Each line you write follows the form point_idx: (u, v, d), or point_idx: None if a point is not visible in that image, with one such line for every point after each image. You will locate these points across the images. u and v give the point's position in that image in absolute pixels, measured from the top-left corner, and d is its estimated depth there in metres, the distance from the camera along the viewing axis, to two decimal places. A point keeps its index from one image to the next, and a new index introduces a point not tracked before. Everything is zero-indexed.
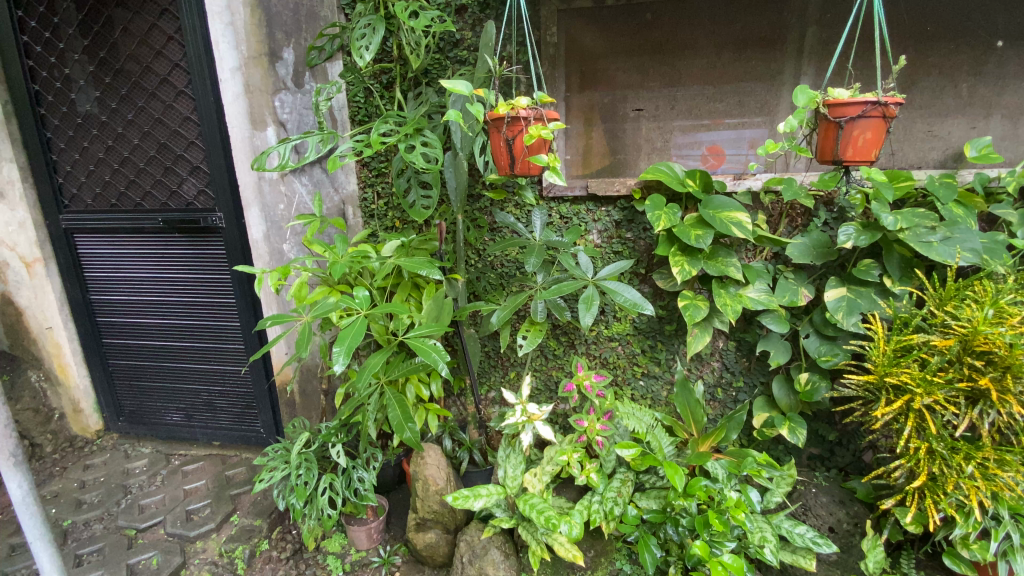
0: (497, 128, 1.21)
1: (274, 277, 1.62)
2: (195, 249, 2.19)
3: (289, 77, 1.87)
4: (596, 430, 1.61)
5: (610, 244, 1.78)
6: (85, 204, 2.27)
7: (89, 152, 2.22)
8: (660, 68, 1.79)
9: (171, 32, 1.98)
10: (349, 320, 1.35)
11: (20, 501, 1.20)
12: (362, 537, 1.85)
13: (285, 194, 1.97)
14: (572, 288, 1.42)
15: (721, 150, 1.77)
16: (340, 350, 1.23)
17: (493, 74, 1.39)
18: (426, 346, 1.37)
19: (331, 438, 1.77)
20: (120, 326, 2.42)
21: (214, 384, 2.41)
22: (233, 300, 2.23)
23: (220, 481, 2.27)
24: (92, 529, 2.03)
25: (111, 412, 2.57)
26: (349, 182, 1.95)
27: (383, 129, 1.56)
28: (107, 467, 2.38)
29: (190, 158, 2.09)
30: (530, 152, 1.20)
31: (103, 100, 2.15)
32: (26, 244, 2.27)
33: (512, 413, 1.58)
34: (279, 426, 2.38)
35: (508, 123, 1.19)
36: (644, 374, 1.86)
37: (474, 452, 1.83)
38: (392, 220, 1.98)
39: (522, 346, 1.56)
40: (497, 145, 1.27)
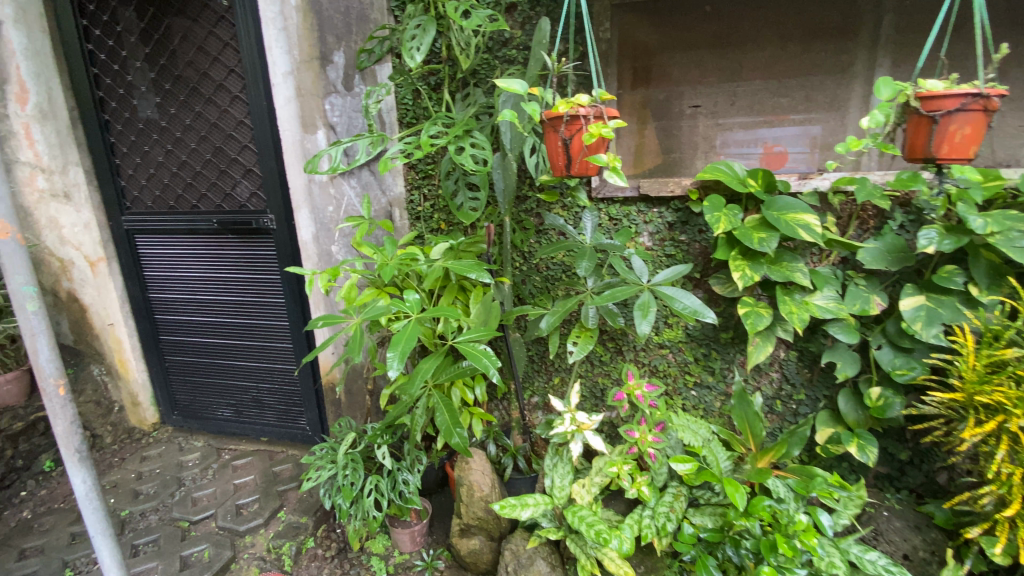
0: (554, 128, 1.13)
1: (323, 279, 1.65)
2: (246, 250, 2.24)
3: (340, 81, 1.88)
4: (648, 442, 1.52)
5: (662, 248, 1.71)
6: (145, 206, 2.36)
7: (150, 156, 2.31)
8: (720, 62, 1.70)
9: (227, 38, 2.03)
10: (402, 324, 1.34)
11: (84, 496, 1.21)
12: (405, 540, 1.83)
13: (333, 197, 1.97)
14: (626, 293, 1.35)
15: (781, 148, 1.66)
16: (394, 355, 1.20)
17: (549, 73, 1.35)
18: (479, 353, 1.33)
19: (376, 440, 1.78)
20: (176, 323, 2.51)
21: (263, 382, 2.47)
22: (282, 300, 2.27)
23: (268, 476, 2.32)
24: (147, 520, 2.10)
25: (167, 405, 2.67)
26: (396, 185, 1.97)
27: (433, 130, 1.54)
28: (163, 459, 2.47)
29: (243, 161, 2.14)
30: (589, 152, 1.13)
31: (163, 106, 2.23)
32: (91, 243, 2.37)
33: (560, 422, 1.49)
34: (324, 424, 2.42)
35: (567, 122, 1.11)
36: (696, 384, 1.78)
37: (519, 458, 1.79)
38: (438, 221, 1.97)
39: (572, 353, 1.47)
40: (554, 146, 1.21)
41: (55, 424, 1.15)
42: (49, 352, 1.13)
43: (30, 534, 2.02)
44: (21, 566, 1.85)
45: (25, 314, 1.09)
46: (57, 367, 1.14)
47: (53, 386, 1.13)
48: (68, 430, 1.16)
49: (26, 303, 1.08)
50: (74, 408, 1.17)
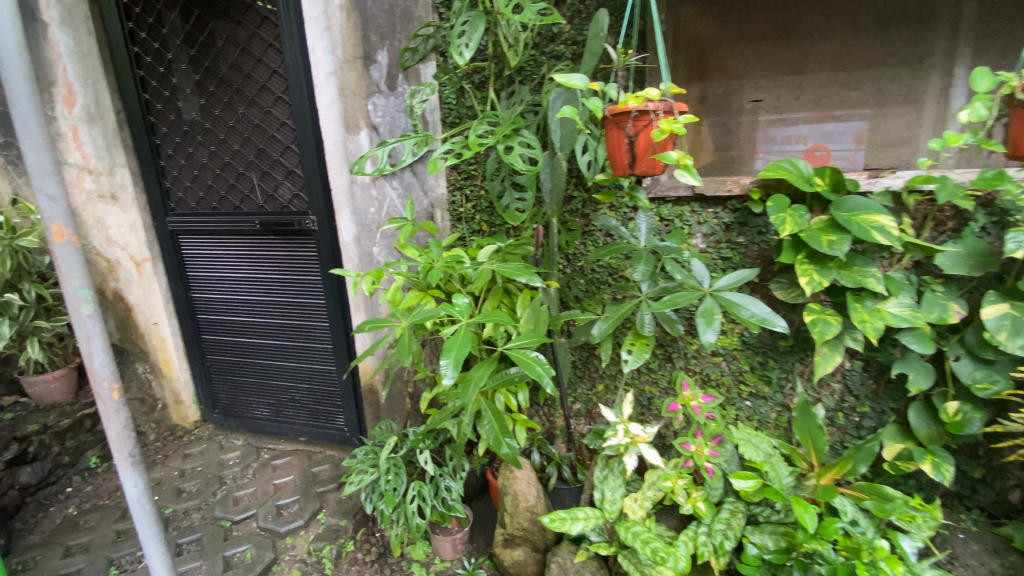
0: (619, 124, 1.06)
1: (368, 282, 1.65)
2: (288, 251, 2.25)
3: (383, 81, 1.85)
4: (705, 456, 1.45)
5: (717, 250, 1.63)
6: (189, 207, 2.39)
7: (194, 158, 2.33)
8: (785, 54, 1.61)
9: (271, 39, 2.03)
10: (452, 329, 1.28)
11: (136, 501, 1.18)
12: (447, 548, 1.79)
13: (376, 198, 1.96)
14: (688, 299, 1.26)
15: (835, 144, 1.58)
16: (448, 362, 1.13)
17: (615, 66, 1.28)
18: (534, 362, 1.25)
19: (419, 445, 1.75)
20: (218, 323, 2.53)
21: (302, 382, 2.48)
22: (322, 301, 2.28)
23: (307, 477, 2.33)
24: (191, 518, 2.13)
25: (208, 404, 2.71)
26: (438, 186, 1.93)
27: (482, 130, 1.49)
28: (205, 457, 2.51)
29: (286, 162, 2.15)
30: (656, 150, 1.05)
31: (208, 109, 2.25)
32: (137, 244, 2.41)
33: (613, 433, 1.41)
34: (362, 425, 2.41)
35: (634, 118, 1.04)
36: (750, 394, 1.70)
37: (564, 467, 1.73)
38: (479, 223, 1.92)
39: (627, 361, 1.40)
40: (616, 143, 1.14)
41: (109, 429, 1.12)
42: (104, 356, 1.09)
43: (76, 531, 2.05)
44: (68, 563, 1.88)
45: (81, 318, 1.05)
46: (111, 371, 1.11)
47: (107, 390, 1.11)
48: (122, 435, 1.14)
49: (82, 306, 1.05)
50: (127, 412, 1.14)
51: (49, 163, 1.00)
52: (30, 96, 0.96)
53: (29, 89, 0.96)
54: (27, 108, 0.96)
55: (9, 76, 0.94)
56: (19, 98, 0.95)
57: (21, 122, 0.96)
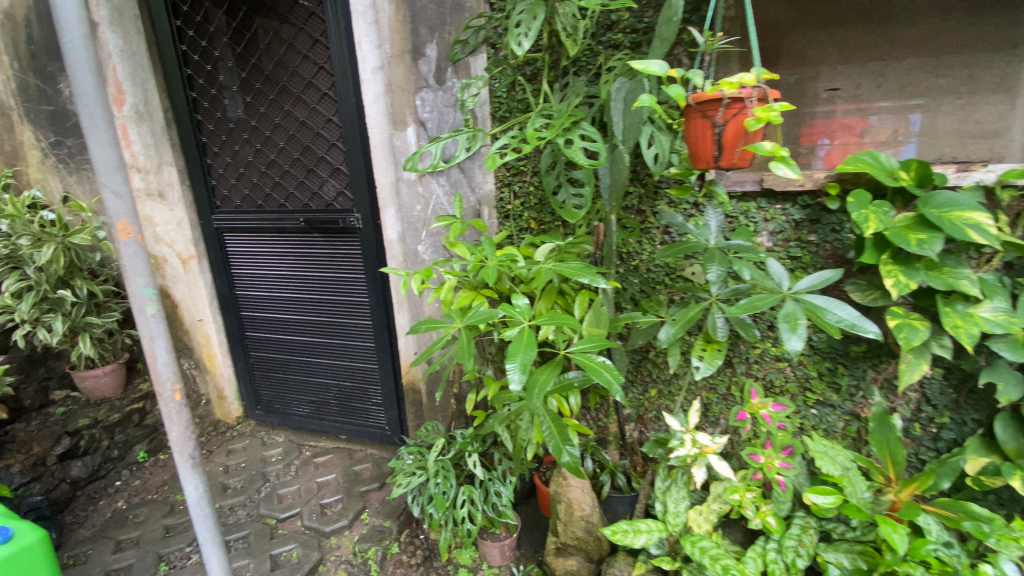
0: (707, 113, 0.98)
1: (417, 281, 1.62)
2: (332, 248, 2.24)
3: (432, 74, 1.79)
4: (775, 468, 1.38)
5: (784, 250, 1.54)
6: (234, 205, 2.40)
7: (240, 155, 2.33)
8: (865, 39, 1.49)
9: (317, 35, 2.01)
10: (513, 331, 1.21)
11: (196, 503, 1.16)
12: (495, 554, 1.74)
13: (422, 196, 1.94)
14: (768, 302, 1.19)
15: (889, 136, 1.50)
16: (514, 366, 1.07)
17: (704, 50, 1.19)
18: (603, 368, 1.15)
19: (467, 448, 1.70)
20: (261, 320, 2.54)
21: (344, 380, 2.47)
22: (365, 298, 2.26)
23: (349, 476, 2.32)
24: (237, 514, 2.14)
25: (250, 400, 2.73)
26: (486, 182, 1.86)
27: (539, 123, 1.42)
28: (248, 453, 2.52)
29: (331, 160, 2.13)
30: (744, 141, 0.98)
31: (253, 106, 2.25)
32: (183, 242, 2.43)
33: (679, 444, 1.33)
34: (403, 424, 2.39)
35: (724, 106, 0.97)
36: (817, 401, 1.60)
37: (618, 475, 1.66)
38: (528, 220, 1.84)
39: (698, 369, 1.32)
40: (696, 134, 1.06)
41: (171, 430, 1.10)
42: (167, 357, 1.07)
43: (125, 525, 2.08)
44: (118, 559, 1.91)
45: (145, 318, 1.03)
46: (173, 372, 1.08)
47: (169, 392, 1.08)
48: (183, 436, 1.11)
49: (146, 306, 1.02)
50: (189, 413, 1.12)
51: (114, 159, 0.97)
52: (95, 89, 0.93)
53: (96, 82, 0.93)
54: (94, 103, 0.93)
55: (77, 69, 0.91)
56: (85, 92, 0.92)
57: (88, 117, 0.93)
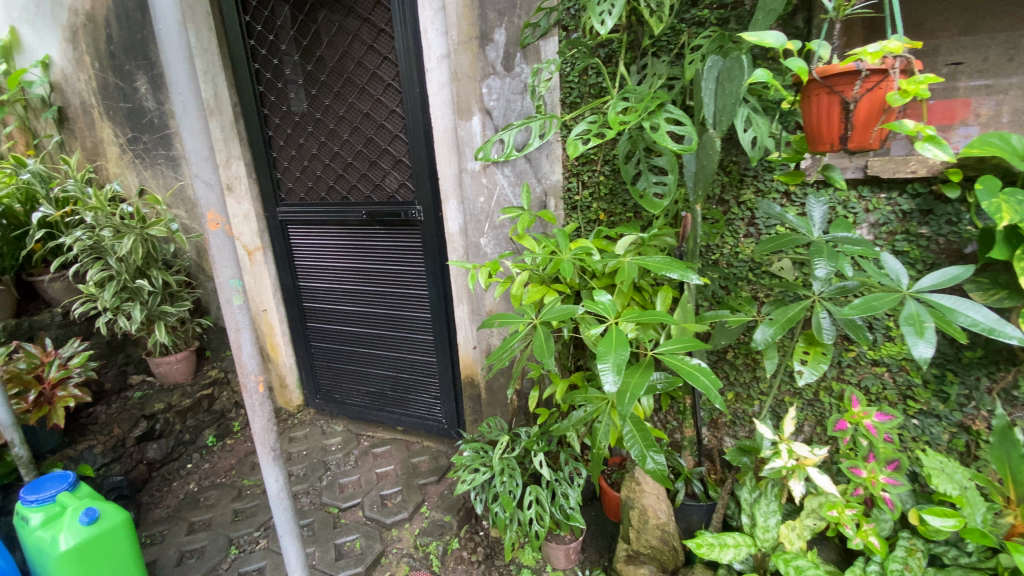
0: (844, 85, 0.94)
1: (484, 275, 1.56)
2: (393, 240, 2.23)
3: (499, 61, 1.73)
4: (880, 484, 1.28)
5: (888, 243, 1.40)
6: (299, 197, 2.43)
7: (304, 149, 2.35)
8: (994, 7, 1.31)
9: (382, 25, 1.98)
10: (600, 329, 1.13)
11: (276, 495, 1.16)
12: (560, 556, 1.68)
13: (486, 186, 1.89)
14: (887, 303, 1.08)
15: (992, 118, 1.34)
16: (606, 365, 1.00)
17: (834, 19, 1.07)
18: (701, 373, 1.07)
19: (532, 447, 1.64)
20: (322, 311, 2.58)
21: (401, 372, 2.47)
22: (425, 291, 2.25)
23: (408, 468, 2.32)
24: (302, 501, 2.17)
25: (311, 389, 2.79)
26: (554, 172, 1.76)
27: (619, 107, 1.33)
28: (309, 442, 2.58)
29: (394, 152, 2.12)
30: (881, 121, 0.95)
31: (317, 98, 2.25)
32: (250, 234, 2.50)
33: (775, 455, 1.26)
34: (460, 418, 2.37)
35: (865, 80, 0.93)
36: (919, 411, 1.43)
37: (694, 482, 1.56)
38: (597, 211, 1.72)
39: (801, 375, 1.22)
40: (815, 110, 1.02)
41: (254, 421, 1.10)
42: (251, 348, 1.06)
43: (197, 508, 2.16)
44: (192, 540, 1.97)
45: (231, 308, 1.02)
46: (257, 363, 1.08)
47: (254, 383, 1.07)
48: (265, 428, 1.11)
49: (233, 297, 1.02)
50: (271, 406, 1.11)
51: (204, 149, 0.96)
52: (188, 77, 0.92)
53: (189, 69, 0.92)
54: (186, 90, 0.92)
55: (171, 56, 0.90)
56: (178, 80, 0.91)
57: (181, 105, 0.92)
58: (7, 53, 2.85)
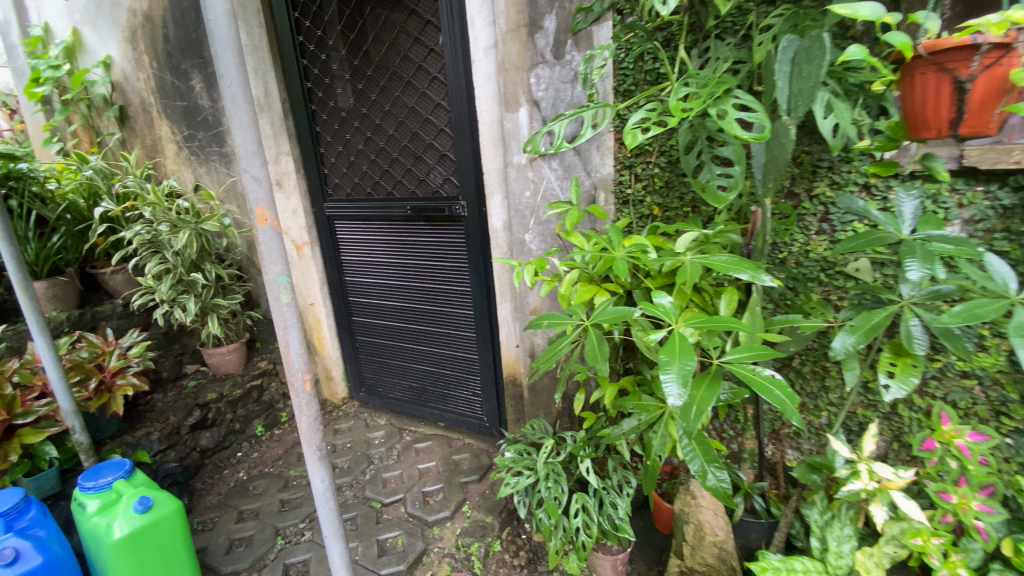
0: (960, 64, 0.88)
1: (530, 272, 1.50)
2: (436, 236, 2.21)
3: (549, 49, 1.65)
4: (972, 512, 1.15)
5: (985, 242, 1.24)
6: (345, 193, 2.43)
7: (351, 144, 2.34)
8: None
9: (428, 16, 1.94)
10: (661, 335, 1.04)
11: (321, 495, 1.14)
12: (608, 567, 1.59)
13: (532, 180, 1.82)
14: (995, 310, 0.96)
15: None
16: (670, 376, 0.92)
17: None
18: (774, 386, 0.99)
19: (578, 453, 1.57)
20: (366, 305, 2.59)
21: (443, 368, 2.45)
22: (468, 287, 2.21)
23: (449, 465, 2.30)
24: (345, 494, 2.19)
25: (355, 383, 2.81)
26: (604, 164, 1.67)
27: (681, 93, 1.24)
28: (353, 434, 2.61)
29: (439, 146, 2.08)
30: (1001, 103, 0.88)
31: (364, 93, 2.23)
32: (298, 229, 2.54)
33: (854, 477, 1.17)
34: (502, 416, 2.33)
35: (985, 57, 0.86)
36: (1014, 430, 1.26)
37: (755, 497, 1.44)
38: (651, 206, 1.62)
39: (887, 390, 1.12)
40: (917, 96, 0.96)
41: (301, 420, 1.07)
42: (299, 346, 1.04)
43: (246, 496, 2.21)
44: (241, 529, 2.02)
45: (280, 306, 1.00)
46: (305, 362, 1.05)
47: (301, 382, 1.05)
48: (312, 427, 1.09)
49: (281, 294, 0.99)
50: (317, 405, 1.09)
51: (253, 143, 0.94)
52: (238, 69, 0.90)
53: (238, 61, 0.90)
54: (235, 82, 0.90)
55: (220, 47, 0.88)
56: (228, 72, 0.89)
57: (230, 97, 0.90)
58: (71, 53, 2.99)
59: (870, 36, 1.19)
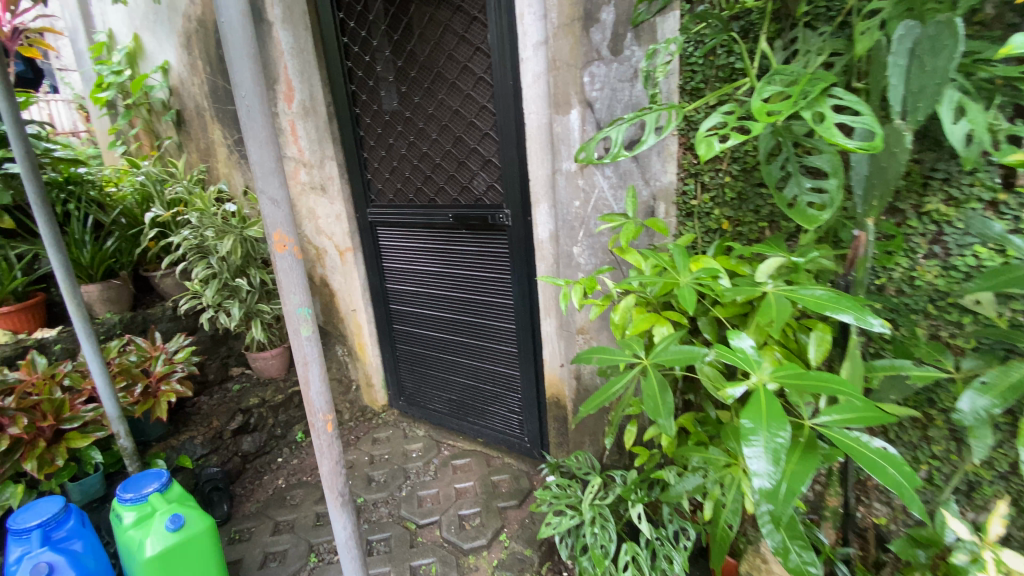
0: None
1: (578, 294, 1.34)
2: (479, 246, 2.09)
3: (606, 44, 1.48)
4: None
5: None
6: (387, 199, 2.35)
7: (394, 148, 2.25)
8: None
9: (476, 12, 1.82)
10: (741, 390, 0.87)
11: (343, 544, 1.05)
12: None
13: (582, 189, 1.66)
14: None
15: None
16: (757, 450, 0.75)
17: None
18: (881, 461, 0.82)
19: (629, 496, 1.41)
20: (407, 314, 2.51)
21: (483, 383, 2.33)
22: (511, 300, 2.08)
23: (487, 487, 2.18)
24: (380, 511, 2.11)
25: (395, 391, 2.75)
26: (666, 172, 1.49)
27: (766, 93, 1.04)
28: (391, 445, 2.54)
29: (483, 151, 1.96)
30: None
31: (408, 96, 2.13)
32: (341, 234, 2.50)
33: (976, 565, 0.97)
34: (544, 438, 2.19)
35: None
36: None
37: (838, 564, 1.23)
38: (719, 220, 1.42)
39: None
40: None
41: (322, 464, 0.98)
42: (320, 384, 0.94)
43: (284, 506, 2.18)
44: (276, 542, 1.99)
45: (300, 340, 0.90)
46: (326, 401, 0.95)
47: (322, 422, 0.95)
48: (334, 471, 0.99)
49: (301, 327, 0.89)
50: (340, 446, 0.99)
51: (271, 160, 0.84)
52: (253, 77, 0.80)
53: (253, 68, 0.80)
54: (251, 92, 0.80)
55: (234, 53, 0.78)
56: (242, 80, 0.80)
57: (245, 110, 0.81)
58: (133, 59, 3.09)
59: (1004, 21, 0.97)
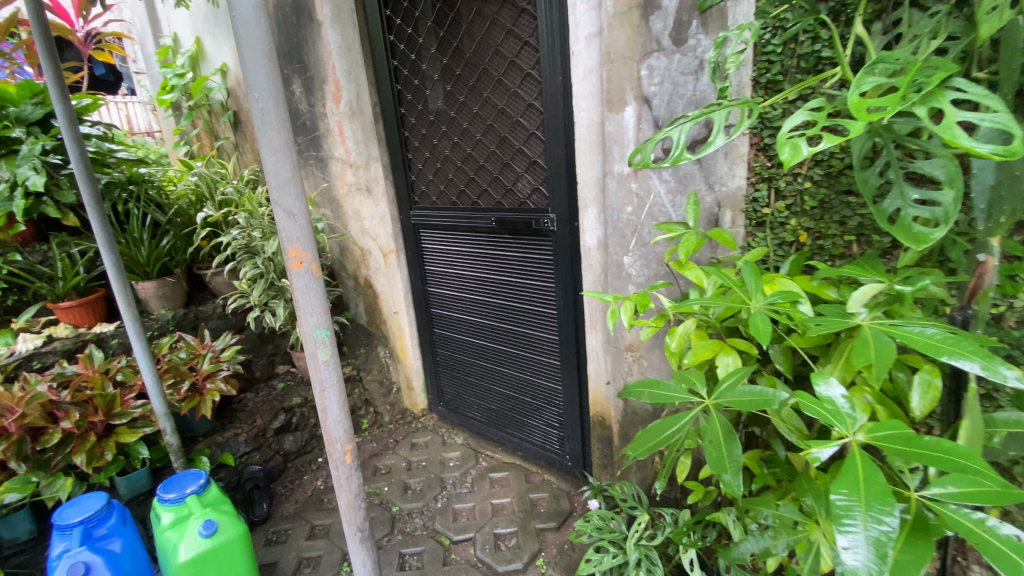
0: None
1: (628, 312, 1.20)
2: (522, 252, 1.98)
3: (667, 34, 1.33)
4: None
5: None
6: (431, 201, 2.28)
7: (438, 149, 2.18)
8: None
9: (524, 4, 1.71)
10: (830, 452, 0.74)
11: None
12: None
13: (636, 194, 1.52)
14: None
15: None
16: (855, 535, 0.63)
17: None
18: (1011, 553, 0.64)
19: (681, 540, 1.26)
20: (448, 319, 2.44)
21: (524, 395, 2.23)
22: (554, 310, 1.96)
23: (526, 505, 2.07)
24: (415, 522, 2.05)
25: (434, 396, 2.69)
26: (734, 176, 1.31)
27: (867, 84, 0.87)
28: (429, 452, 2.49)
29: (528, 152, 1.85)
30: None
31: (453, 94, 2.05)
32: (385, 236, 2.46)
33: None
34: (586, 458, 2.05)
35: None
36: None
37: None
38: (795, 232, 1.24)
39: None
40: None
41: (341, 497, 0.99)
42: (338, 412, 0.94)
43: (320, 510, 2.16)
44: (311, 547, 1.97)
45: (317, 364, 0.91)
46: (344, 431, 0.96)
47: (340, 453, 0.96)
48: (353, 506, 1.00)
49: (318, 351, 0.90)
50: (358, 479, 0.99)
51: (287, 169, 0.84)
52: (267, 76, 0.80)
53: (267, 67, 0.80)
54: (264, 94, 0.80)
55: (248, 52, 0.78)
56: (257, 82, 0.80)
57: (259, 113, 0.81)
58: (195, 62, 3.20)
59: None
